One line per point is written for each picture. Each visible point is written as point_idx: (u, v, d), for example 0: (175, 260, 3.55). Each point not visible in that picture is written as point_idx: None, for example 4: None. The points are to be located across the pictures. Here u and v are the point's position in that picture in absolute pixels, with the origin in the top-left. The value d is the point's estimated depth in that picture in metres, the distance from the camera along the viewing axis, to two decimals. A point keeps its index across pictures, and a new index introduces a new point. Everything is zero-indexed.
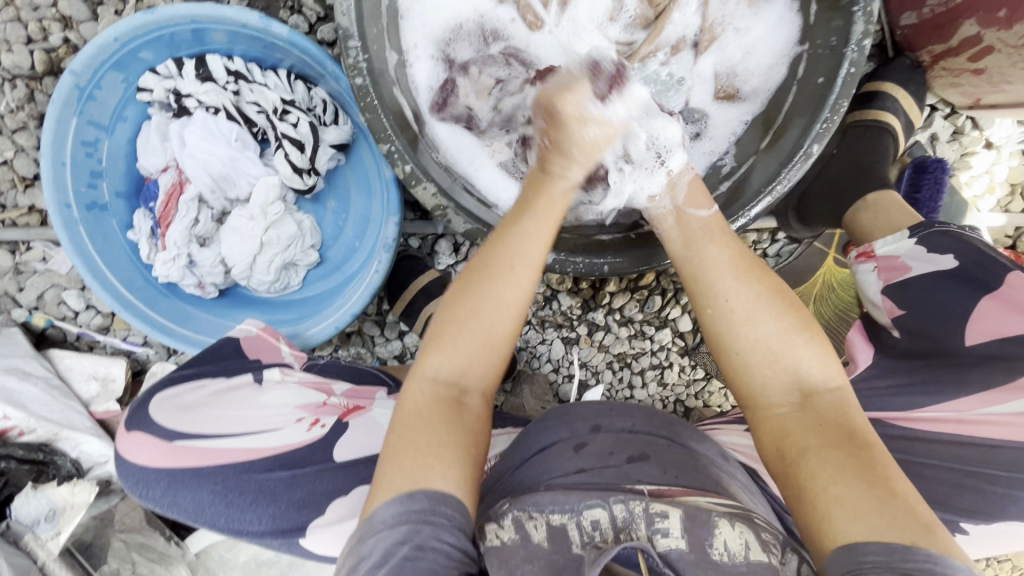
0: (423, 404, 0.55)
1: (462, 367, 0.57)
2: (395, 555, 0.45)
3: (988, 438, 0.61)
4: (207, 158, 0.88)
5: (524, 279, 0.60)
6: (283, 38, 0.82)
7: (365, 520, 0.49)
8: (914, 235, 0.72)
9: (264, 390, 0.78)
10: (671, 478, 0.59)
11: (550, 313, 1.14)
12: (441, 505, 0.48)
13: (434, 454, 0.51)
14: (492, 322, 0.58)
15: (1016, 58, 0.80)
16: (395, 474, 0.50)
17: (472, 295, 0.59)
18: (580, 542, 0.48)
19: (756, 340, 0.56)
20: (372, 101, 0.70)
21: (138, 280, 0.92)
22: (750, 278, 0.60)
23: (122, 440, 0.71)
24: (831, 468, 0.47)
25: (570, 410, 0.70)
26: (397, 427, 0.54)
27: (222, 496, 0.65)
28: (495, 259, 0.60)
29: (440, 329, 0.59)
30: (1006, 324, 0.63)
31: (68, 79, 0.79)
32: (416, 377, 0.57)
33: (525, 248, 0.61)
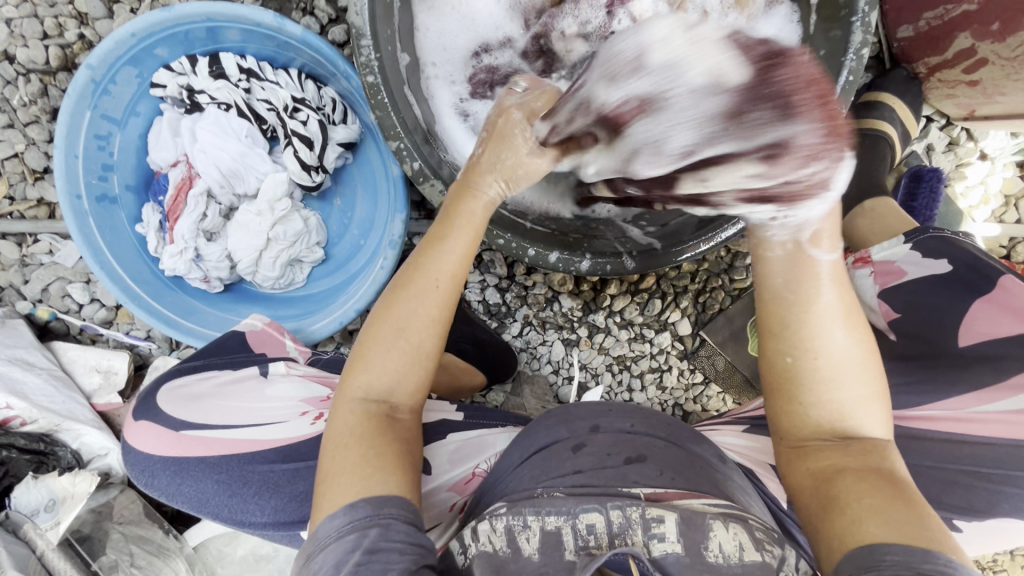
0: (352, 424, 0.55)
1: (391, 383, 0.57)
2: (346, 563, 0.46)
3: (980, 435, 0.61)
4: (217, 154, 0.90)
5: (447, 296, 0.59)
6: (296, 37, 0.83)
7: (313, 535, 0.49)
8: (909, 241, 0.75)
9: (269, 383, 0.78)
10: (669, 480, 0.59)
11: (551, 314, 1.15)
12: (389, 508, 0.48)
13: (373, 463, 0.51)
14: (417, 341, 0.57)
15: (1010, 69, 0.82)
16: (344, 477, 0.50)
17: (394, 312, 0.57)
18: (573, 548, 0.51)
19: (838, 398, 0.51)
20: (382, 99, 0.72)
21: (146, 273, 0.93)
22: (852, 326, 0.52)
23: (130, 427, 0.75)
24: (866, 488, 0.47)
25: (570, 409, 0.70)
26: (329, 443, 0.54)
27: (226, 486, 0.68)
28: (415, 275, 0.58)
29: (361, 350, 0.57)
30: (1000, 326, 0.64)
31: (84, 73, 0.81)
32: (344, 398, 0.57)
33: (444, 264, 0.58)
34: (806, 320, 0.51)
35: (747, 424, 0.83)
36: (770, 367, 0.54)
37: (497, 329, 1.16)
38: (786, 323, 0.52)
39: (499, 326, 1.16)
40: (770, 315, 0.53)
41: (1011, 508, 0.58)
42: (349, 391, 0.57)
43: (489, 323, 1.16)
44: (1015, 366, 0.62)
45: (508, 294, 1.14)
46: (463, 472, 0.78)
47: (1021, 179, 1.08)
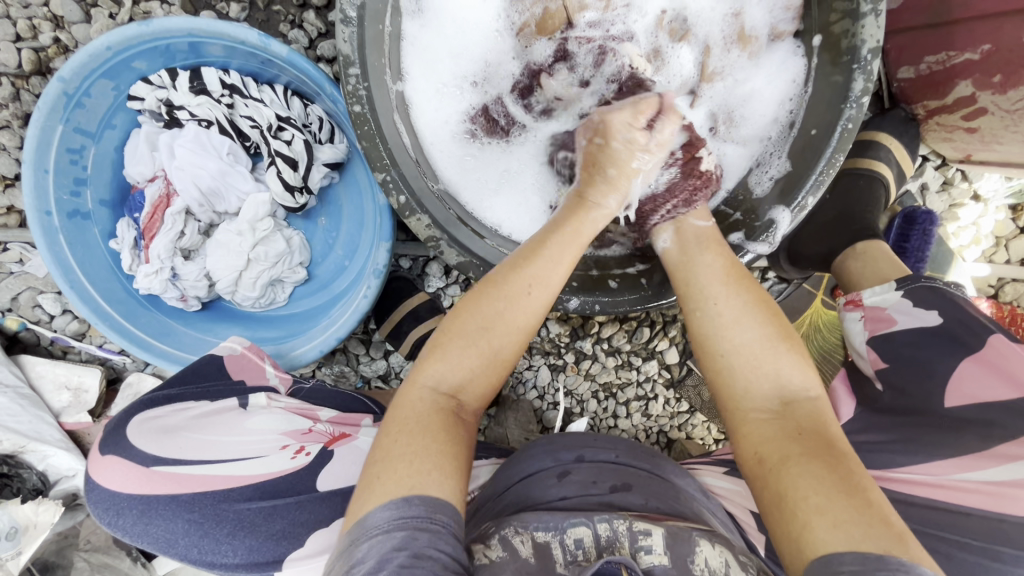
0: (420, 410, 0.53)
1: (464, 380, 0.56)
2: (391, 561, 0.43)
3: (958, 503, 0.61)
4: (196, 172, 0.86)
5: (538, 305, 0.60)
6: (282, 57, 0.80)
7: (361, 521, 0.47)
8: (902, 287, 0.73)
9: (250, 416, 0.78)
10: (652, 507, 0.65)
11: (539, 339, 1.13)
12: (438, 512, 0.46)
13: (433, 461, 0.49)
14: (501, 344, 0.58)
15: (1009, 121, 0.80)
16: (402, 467, 0.49)
17: (482, 312, 0.58)
18: (563, 561, 0.51)
19: (740, 344, 0.58)
20: (370, 129, 0.70)
21: (119, 292, 0.90)
22: (738, 285, 0.62)
23: (95, 462, 0.69)
24: (807, 472, 0.47)
25: (556, 441, 0.77)
26: (386, 423, 0.54)
27: (197, 526, 0.64)
28: (515, 277, 0.59)
29: (443, 339, 0.58)
30: (986, 390, 0.63)
31: (56, 86, 0.76)
32: (414, 382, 0.56)
33: (544, 275, 0.60)
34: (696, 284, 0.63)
35: (731, 468, 0.83)
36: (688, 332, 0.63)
37: None
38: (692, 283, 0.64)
39: None
40: (682, 282, 0.65)
41: None
42: (423, 374, 0.56)
43: None
44: (1000, 434, 0.61)
45: None
46: None
47: (1014, 221, 1.07)
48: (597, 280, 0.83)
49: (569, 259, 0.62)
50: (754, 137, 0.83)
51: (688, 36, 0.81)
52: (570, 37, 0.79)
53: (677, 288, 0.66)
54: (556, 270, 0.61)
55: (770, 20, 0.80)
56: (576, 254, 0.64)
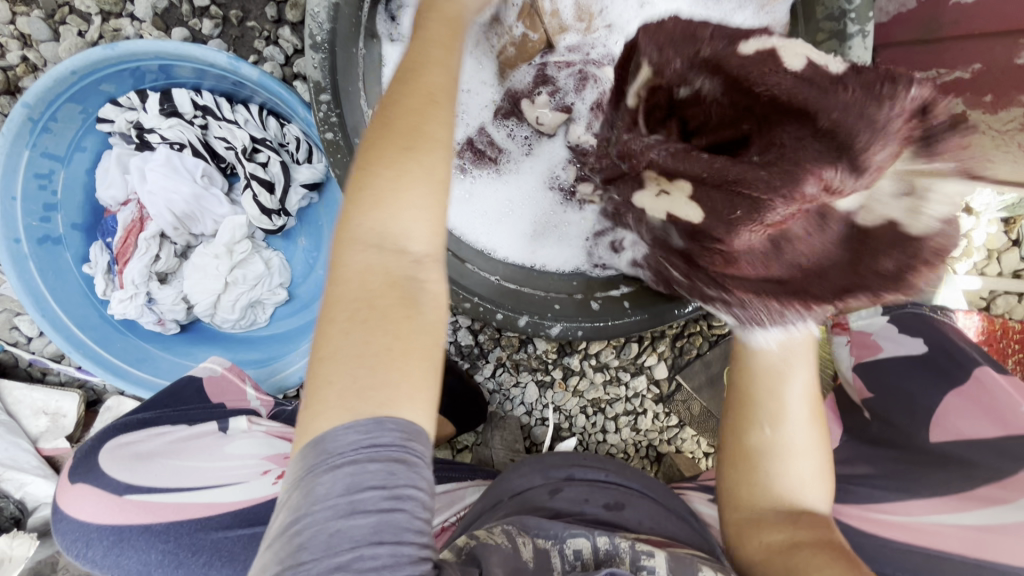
0: (368, 282, 0.41)
1: (407, 222, 0.43)
2: (368, 504, 0.34)
3: (940, 548, 0.55)
4: (170, 197, 0.83)
5: (447, 115, 0.48)
6: (252, 80, 0.78)
7: (317, 444, 0.36)
8: (889, 314, 0.79)
9: (229, 441, 0.76)
10: (646, 528, 0.65)
11: (525, 356, 1.12)
12: (417, 441, 0.37)
13: (399, 364, 0.39)
14: (431, 161, 0.45)
15: (999, 141, 0.74)
16: (363, 371, 0.38)
17: (398, 131, 0.45)
18: (562, 568, 0.49)
19: (796, 470, 0.56)
20: (342, 157, 0.69)
21: (93, 318, 0.88)
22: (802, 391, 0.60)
23: (65, 492, 0.66)
24: (820, 561, 0.48)
25: (545, 459, 0.76)
26: (325, 311, 0.41)
27: (171, 557, 0.62)
28: (409, 92, 0.47)
29: (363, 180, 0.44)
30: (969, 426, 0.62)
31: (21, 112, 0.74)
32: (345, 242, 0.42)
33: (440, 81, 0.49)
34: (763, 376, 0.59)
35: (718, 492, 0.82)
36: (737, 441, 0.59)
37: (469, 370, 1.12)
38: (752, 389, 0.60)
39: (471, 368, 1.12)
40: (737, 380, 0.62)
41: None
42: (351, 228, 0.43)
43: (461, 364, 1.12)
44: (982, 477, 0.58)
45: (480, 335, 1.10)
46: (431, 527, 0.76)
47: (1006, 234, 1.08)
48: (583, 302, 0.80)
49: (445, 48, 0.52)
50: None
51: None
52: (548, 62, 0.77)
53: (733, 383, 0.62)
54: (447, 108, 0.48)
55: (755, 37, 0.77)
56: (452, 49, 0.52)
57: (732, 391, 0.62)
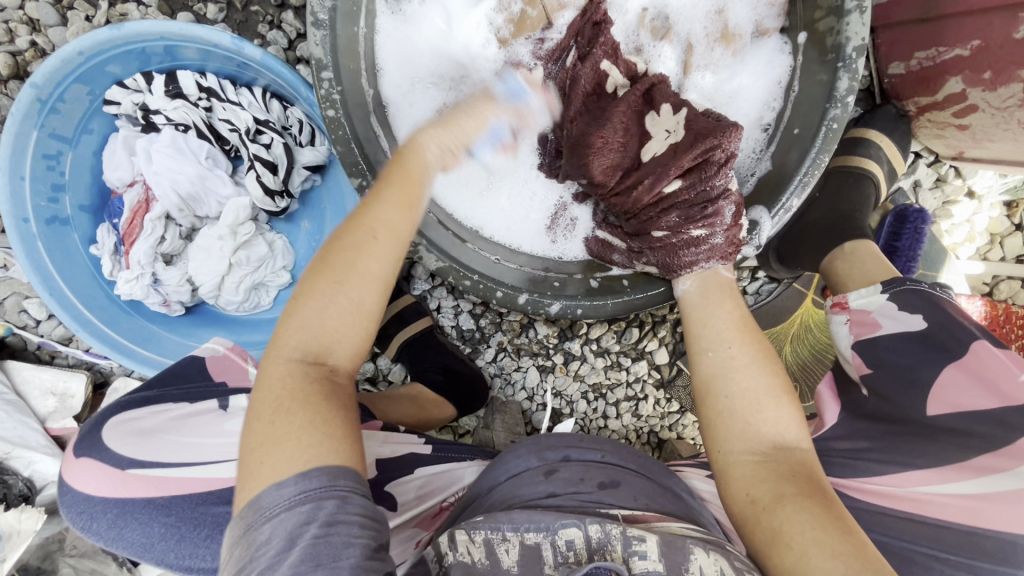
0: (288, 387, 0.47)
1: (328, 336, 0.50)
2: (303, 535, 0.41)
3: (934, 516, 0.59)
4: (174, 177, 0.85)
5: (390, 251, 0.54)
6: (256, 60, 0.79)
7: (255, 502, 0.43)
8: (887, 290, 0.72)
9: (229, 418, 0.72)
10: (641, 503, 0.65)
11: (526, 340, 1.13)
12: (342, 479, 0.44)
13: (314, 435, 0.45)
14: (360, 294, 0.51)
15: (1000, 119, 0.78)
16: (286, 443, 0.45)
17: (334, 263, 0.51)
18: (553, 563, 0.52)
19: (746, 389, 0.59)
20: (344, 134, 0.70)
21: (100, 298, 0.89)
22: (748, 338, 0.63)
23: (70, 465, 0.67)
24: (807, 517, 0.50)
25: (541, 440, 0.75)
26: (253, 404, 0.48)
27: (174, 530, 0.63)
28: (353, 231, 0.52)
29: (294, 303, 0.50)
30: (967, 398, 0.62)
31: (29, 92, 0.75)
32: (274, 355, 0.49)
33: (392, 220, 0.54)
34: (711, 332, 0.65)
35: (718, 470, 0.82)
36: (694, 373, 0.64)
37: (470, 355, 1.13)
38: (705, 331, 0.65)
39: (472, 352, 1.13)
40: (697, 322, 0.67)
41: None
42: (281, 343, 0.49)
43: (462, 348, 1.13)
44: (979, 446, 0.60)
45: (482, 319, 1.11)
46: (430, 507, 0.77)
47: (1008, 218, 1.06)
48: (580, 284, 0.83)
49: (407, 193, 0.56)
50: None
51: (670, 34, 0.81)
52: (547, 38, 0.79)
53: (690, 325, 0.68)
54: (388, 249, 0.53)
55: (754, 16, 0.80)
56: (417, 195, 0.57)
57: (692, 337, 0.66)
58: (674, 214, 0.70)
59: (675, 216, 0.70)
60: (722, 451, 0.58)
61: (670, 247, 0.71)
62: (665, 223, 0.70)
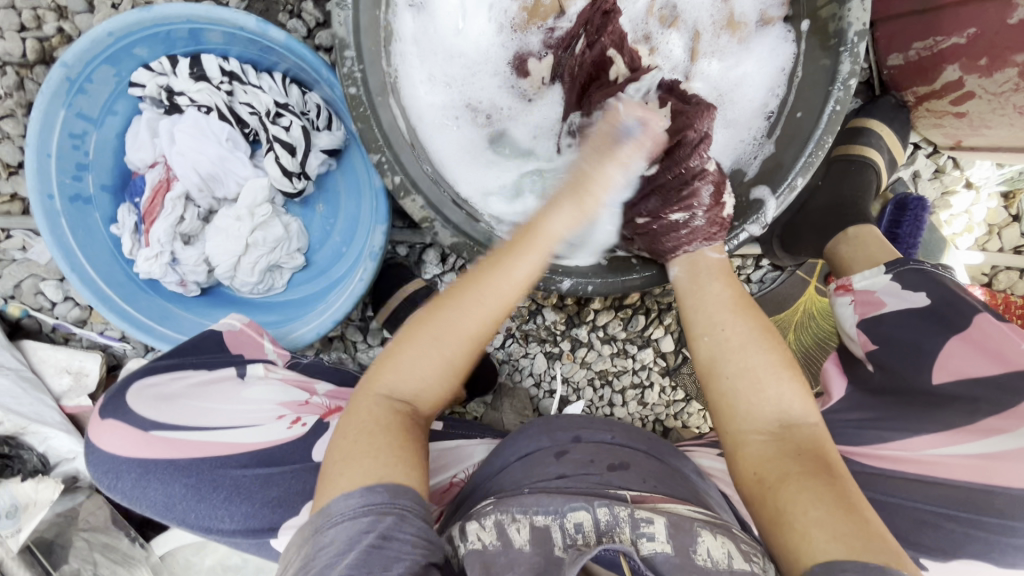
0: (379, 417, 0.56)
1: (417, 388, 0.59)
2: (359, 542, 0.47)
3: (947, 477, 0.61)
4: (196, 157, 0.88)
5: (488, 317, 0.62)
6: (279, 43, 0.81)
7: (324, 511, 0.50)
8: (891, 271, 0.73)
9: (247, 385, 0.77)
10: (649, 487, 0.64)
11: (534, 327, 1.14)
12: (401, 497, 0.49)
13: (396, 455, 0.53)
14: (452, 353, 0.60)
15: (995, 105, 0.81)
16: (364, 459, 0.52)
17: (435, 321, 0.61)
18: (562, 544, 0.51)
19: (746, 367, 0.62)
20: (365, 111, 0.72)
21: (119, 276, 0.91)
22: (744, 318, 0.66)
23: (95, 427, 0.70)
24: (809, 495, 0.50)
25: (553, 420, 0.76)
26: (341, 425, 0.56)
27: (194, 491, 0.66)
28: (466, 290, 0.62)
29: (393, 352, 0.60)
30: (974, 365, 0.64)
31: (59, 71, 0.78)
32: (370, 391, 0.58)
33: (503, 291, 0.62)
34: (705, 311, 0.68)
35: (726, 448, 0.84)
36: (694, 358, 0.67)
37: None
38: (702, 315, 0.68)
39: None
40: (691, 308, 0.70)
41: (975, 550, 0.58)
42: (379, 381, 0.59)
43: None
44: (984, 409, 0.62)
45: None
46: (442, 481, 0.79)
47: (1005, 209, 1.09)
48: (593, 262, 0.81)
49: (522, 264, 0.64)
50: (736, 120, 0.86)
51: (677, 22, 0.85)
52: (557, 28, 0.84)
53: (685, 313, 0.70)
54: (476, 320, 0.61)
55: (759, 6, 0.83)
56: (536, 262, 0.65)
57: (688, 324, 0.69)
58: (653, 199, 0.73)
59: (654, 201, 0.73)
60: (728, 433, 0.60)
61: (653, 233, 0.74)
62: (644, 208, 0.74)
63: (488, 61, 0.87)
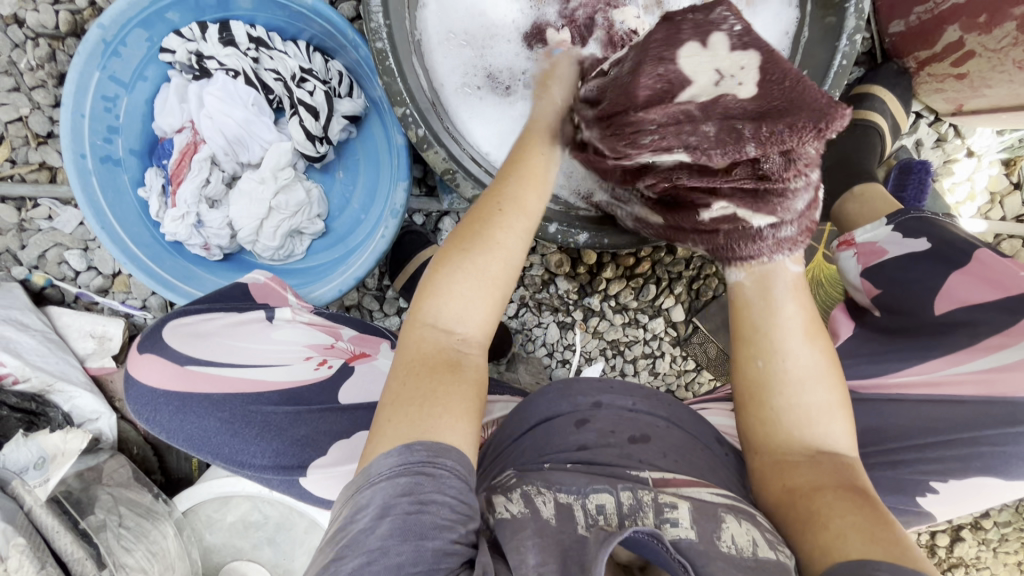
0: (424, 351, 0.53)
1: (462, 310, 0.55)
2: (396, 508, 0.43)
3: (955, 393, 0.62)
4: (223, 120, 0.91)
5: (517, 220, 0.59)
6: (307, 7, 0.85)
7: (364, 470, 0.47)
8: (891, 222, 0.77)
9: (275, 328, 0.77)
10: (672, 463, 0.59)
11: (547, 296, 1.16)
12: (445, 456, 0.46)
13: (440, 401, 0.49)
14: (486, 263, 0.56)
15: (995, 62, 0.84)
16: (403, 414, 0.48)
17: (465, 236, 0.57)
18: (585, 523, 0.47)
19: (801, 403, 0.58)
20: (390, 65, 0.75)
21: (146, 237, 0.93)
22: (814, 339, 0.59)
23: (133, 361, 0.70)
24: (843, 509, 0.50)
25: (572, 383, 0.67)
26: (393, 372, 0.53)
27: (228, 426, 0.65)
28: (484, 204, 0.59)
29: (432, 276, 0.56)
30: (976, 294, 0.66)
31: (96, 33, 0.81)
32: (414, 324, 0.55)
33: (516, 199, 0.60)
34: (778, 332, 0.59)
35: None
36: (739, 373, 0.61)
37: None
38: (759, 332, 0.60)
39: None
40: (750, 323, 0.61)
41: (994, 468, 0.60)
42: (422, 314, 0.55)
43: None
44: (985, 330, 0.64)
45: None
46: None
47: (1006, 176, 1.12)
48: (597, 224, 0.85)
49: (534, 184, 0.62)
50: None
51: None
52: None
53: (738, 326, 0.62)
54: (515, 236, 0.58)
55: None
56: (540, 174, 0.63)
57: (740, 340, 0.62)
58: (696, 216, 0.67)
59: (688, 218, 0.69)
60: (763, 449, 0.59)
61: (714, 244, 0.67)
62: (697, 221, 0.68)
63: (505, 27, 0.89)
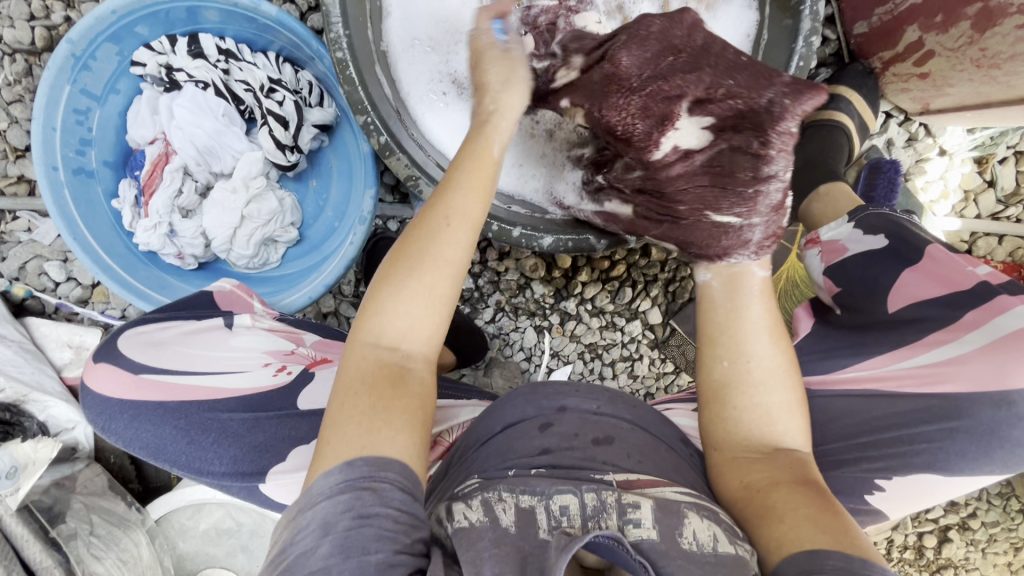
0: (364, 371, 0.51)
1: (405, 328, 0.53)
2: (337, 524, 0.43)
3: (892, 389, 0.62)
4: (193, 131, 0.92)
5: (464, 236, 0.56)
6: (272, 18, 0.87)
7: (306, 491, 0.46)
8: (852, 220, 0.77)
9: (233, 336, 0.78)
10: (635, 464, 0.57)
11: (524, 300, 1.17)
12: (383, 470, 0.46)
13: (378, 419, 0.48)
14: (432, 281, 0.54)
15: (954, 61, 0.85)
16: (342, 436, 0.48)
17: (409, 252, 0.55)
18: (548, 527, 0.46)
19: (761, 400, 0.59)
20: (351, 75, 0.75)
21: (119, 248, 0.94)
22: (777, 343, 0.61)
23: (89, 371, 0.71)
24: (797, 500, 0.50)
25: (539, 386, 0.65)
26: (335, 393, 0.51)
27: (184, 433, 0.65)
28: (431, 214, 0.56)
29: (379, 289, 0.54)
30: (924, 292, 0.66)
31: (65, 48, 0.83)
32: (355, 342, 0.53)
33: (463, 206, 0.57)
34: (739, 330, 0.62)
35: None
36: (704, 376, 0.62)
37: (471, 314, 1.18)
38: (726, 331, 0.62)
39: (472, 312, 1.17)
40: (716, 325, 0.63)
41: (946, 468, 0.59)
42: (365, 330, 0.53)
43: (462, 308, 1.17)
44: (931, 326, 0.64)
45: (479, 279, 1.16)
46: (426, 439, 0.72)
47: (979, 174, 1.12)
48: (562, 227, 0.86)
49: (480, 190, 0.58)
50: None
51: None
52: None
53: (705, 328, 0.64)
54: (455, 249, 0.55)
55: None
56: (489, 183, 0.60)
57: (707, 340, 0.63)
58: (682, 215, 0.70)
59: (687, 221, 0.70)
60: (723, 448, 0.59)
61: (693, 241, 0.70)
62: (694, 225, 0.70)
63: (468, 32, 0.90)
